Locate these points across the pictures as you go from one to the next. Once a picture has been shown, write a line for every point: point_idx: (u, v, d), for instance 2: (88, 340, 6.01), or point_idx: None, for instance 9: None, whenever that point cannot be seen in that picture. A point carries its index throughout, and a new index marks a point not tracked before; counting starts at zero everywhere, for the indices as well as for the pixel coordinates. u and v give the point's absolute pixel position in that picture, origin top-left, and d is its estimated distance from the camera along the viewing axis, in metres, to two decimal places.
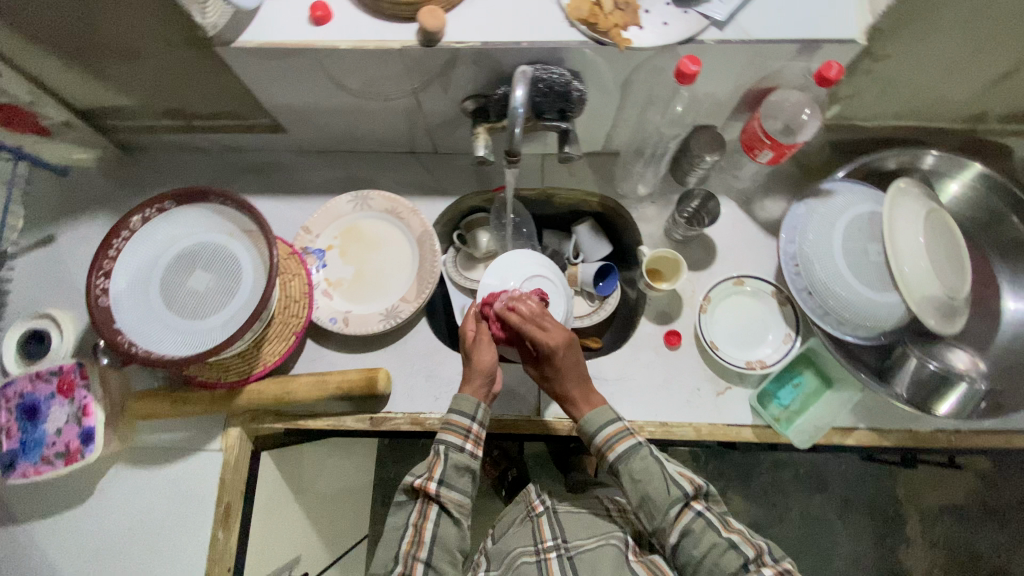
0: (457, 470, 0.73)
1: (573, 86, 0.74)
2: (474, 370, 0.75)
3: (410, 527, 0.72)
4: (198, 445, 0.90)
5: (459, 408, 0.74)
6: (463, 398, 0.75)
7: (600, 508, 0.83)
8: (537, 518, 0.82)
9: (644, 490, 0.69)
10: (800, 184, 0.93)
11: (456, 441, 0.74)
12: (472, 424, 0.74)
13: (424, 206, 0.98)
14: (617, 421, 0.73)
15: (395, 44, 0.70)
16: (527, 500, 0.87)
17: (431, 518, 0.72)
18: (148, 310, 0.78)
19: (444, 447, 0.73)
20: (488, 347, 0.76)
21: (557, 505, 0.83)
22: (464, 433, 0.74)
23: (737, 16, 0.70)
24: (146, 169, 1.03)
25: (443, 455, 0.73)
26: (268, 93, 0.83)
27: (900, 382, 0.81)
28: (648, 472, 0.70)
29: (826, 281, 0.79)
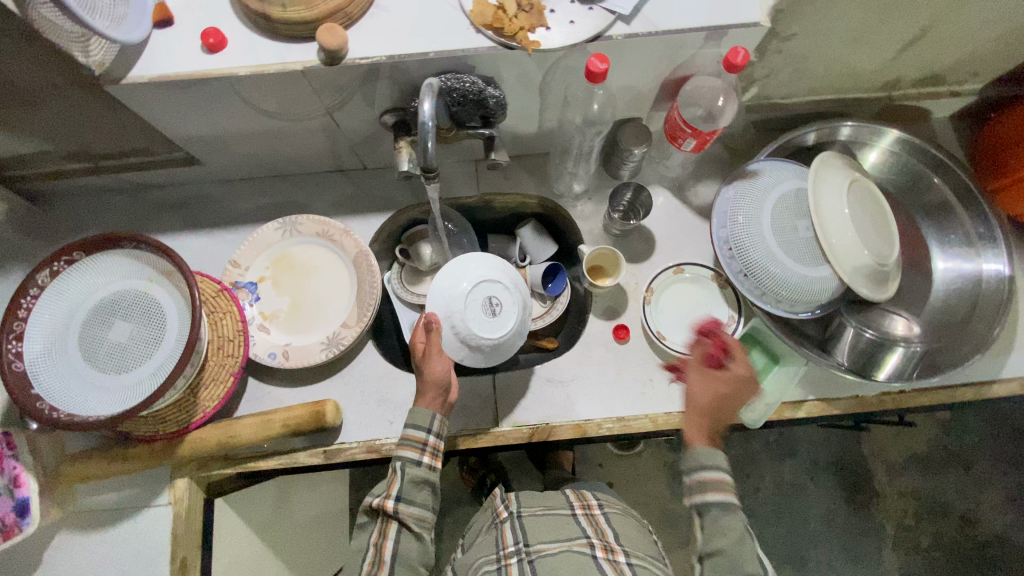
0: (416, 485, 0.73)
1: (487, 92, 0.72)
2: (428, 381, 0.75)
3: (372, 547, 0.72)
4: (144, 502, 0.85)
5: (412, 421, 0.74)
6: (417, 412, 0.74)
7: (565, 507, 0.81)
8: (500, 525, 0.79)
9: (719, 542, 0.65)
10: (730, 167, 0.94)
11: (413, 455, 0.73)
12: (428, 437, 0.74)
13: (358, 225, 0.95)
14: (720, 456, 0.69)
15: (297, 65, 0.67)
16: (494, 506, 0.84)
17: (391, 536, 0.71)
18: (69, 369, 0.74)
19: (401, 464, 0.73)
20: (440, 359, 0.76)
21: (521, 509, 0.81)
22: (419, 447, 0.73)
23: (642, 9, 0.69)
24: (56, 216, 0.97)
25: (400, 470, 0.73)
26: (174, 126, 0.79)
27: (842, 351, 0.84)
28: (724, 523, 0.66)
29: (762, 262, 0.80)
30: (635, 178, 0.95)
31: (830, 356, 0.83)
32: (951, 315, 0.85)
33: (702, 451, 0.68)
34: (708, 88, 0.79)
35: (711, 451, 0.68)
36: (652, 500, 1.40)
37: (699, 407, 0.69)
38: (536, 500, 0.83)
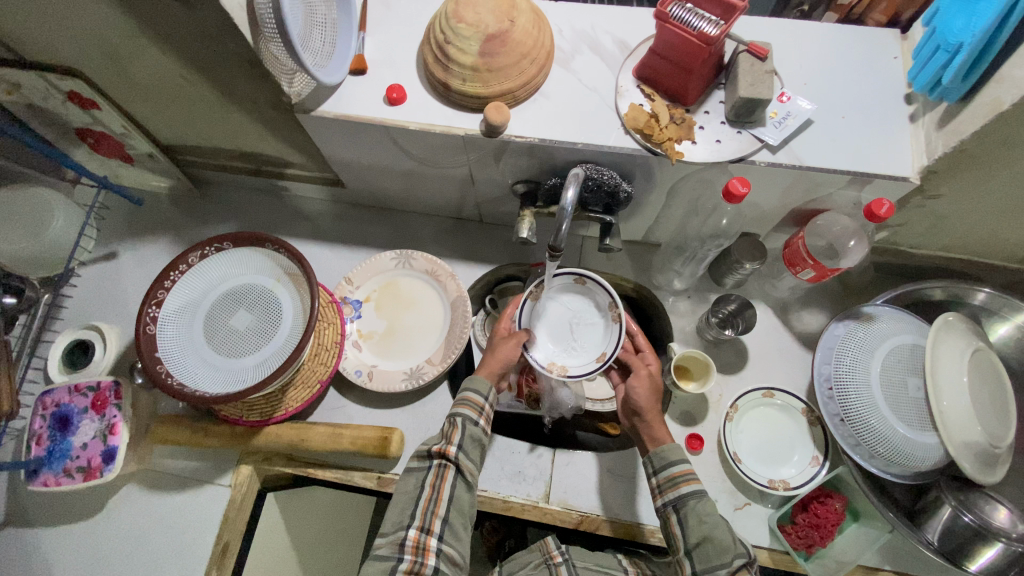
0: (474, 442, 0.73)
1: (621, 187, 0.77)
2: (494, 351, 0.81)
3: (427, 487, 0.69)
4: (208, 478, 0.91)
5: (473, 385, 0.76)
6: (477, 379, 0.77)
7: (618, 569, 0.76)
8: (555, 568, 0.77)
9: (705, 530, 0.65)
10: (838, 302, 0.92)
11: (472, 414, 0.74)
12: (486, 402, 0.76)
13: (463, 271, 1.01)
14: (686, 464, 0.71)
15: (460, 131, 0.75)
16: (544, 549, 0.81)
17: (448, 481, 0.69)
18: (189, 343, 0.82)
19: (462, 417, 0.73)
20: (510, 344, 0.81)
21: (576, 559, 0.79)
22: (478, 409, 0.75)
23: (791, 142, 0.72)
24: (211, 203, 1.10)
25: (461, 425, 0.73)
26: (336, 153, 0.89)
27: (931, 529, 0.78)
28: (712, 518, 0.66)
29: (860, 411, 0.77)
30: (739, 289, 0.95)
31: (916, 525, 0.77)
32: None
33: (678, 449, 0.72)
34: (841, 227, 0.80)
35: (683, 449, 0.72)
36: None
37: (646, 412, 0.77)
38: (590, 555, 0.80)
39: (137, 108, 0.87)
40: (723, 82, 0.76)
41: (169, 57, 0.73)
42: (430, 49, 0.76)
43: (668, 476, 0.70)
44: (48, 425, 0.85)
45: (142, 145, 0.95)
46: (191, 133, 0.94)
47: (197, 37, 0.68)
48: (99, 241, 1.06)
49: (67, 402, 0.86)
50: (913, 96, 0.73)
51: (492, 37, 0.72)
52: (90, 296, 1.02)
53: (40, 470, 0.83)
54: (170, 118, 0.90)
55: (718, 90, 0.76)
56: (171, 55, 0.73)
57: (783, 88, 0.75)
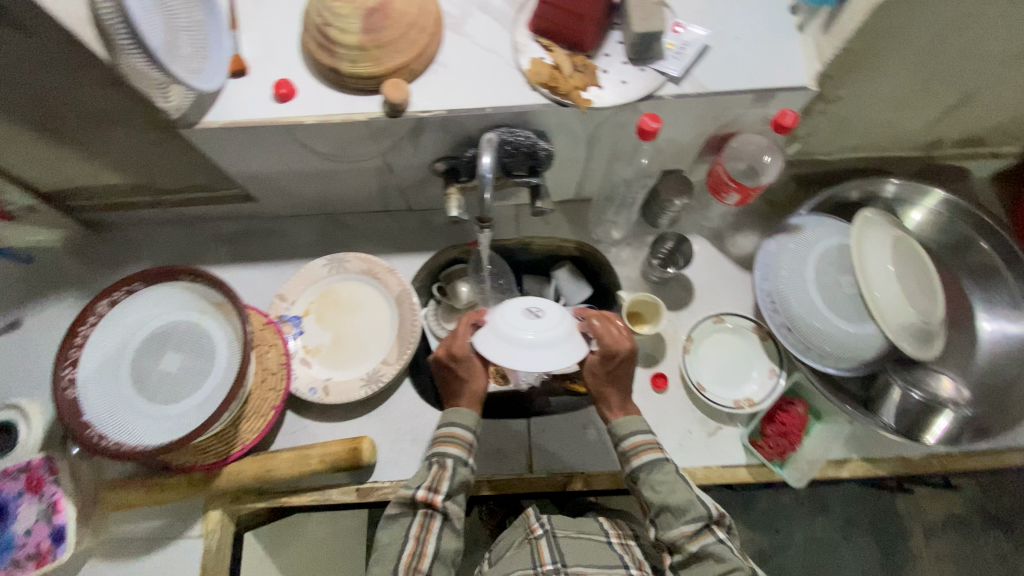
0: (461, 485, 0.70)
1: (539, 146, 0.77)
2: (470, 378, 0.75)
3: (411, 539, 0.66)
4: (177, 533, 0.85)
5: (461, 422, 0.72)
6: (462, 413, 0.73)
7: (600, 533, 0.79)
8: (536, 541, 0.78)
9: (665, 495, 0.67)
10: (767, 219, 0.95)
11: (461, 454, 0.71)
12: (473, 438, 0.73)
13: (401, 263, 0.97)
14: (648, 434, 0.72)
15: (361, 116, 0.71)
16: (526, 523, 0.83)
17: (434, 533, 0.67)
18: (120, 398, 0.76)
19: (451, 461, 0.70)
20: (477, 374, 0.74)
21: (557, 529, 0.79)
22: (466, 447, 0.72)
23: (692, 71, 0.72)
24: (113, 245, 1.01)
25: (450, 468, 0.69)
26: (237, 165, 0.83)
27: (887, 412, 0.82)
28: (671, 481, 0.68)
29: (805, 317, 0.80)
30: (674, 227, 0.97)
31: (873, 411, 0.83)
32: (1000, 377, 0.84)
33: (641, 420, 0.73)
34: (754, 145, 0.81)
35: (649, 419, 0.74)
36: None
37: (609, 394, 0.75)
38: (571, 522, 0.81)
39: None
40: (617, 23, 0.75)
41: (18, 95, 0.65)
42: (311, 36, 0.71)
43: (621, 448, 0.72)
44: None
45: (15, 197, 0.85)
46: (69, 174, 0.85)
47: (43, 65, 0.61)
48: None
49: None
50: (798, 5, 0.75)
51: (372, 12, 0.68)
52: None
53: None
54: (41, 164, 0.80)
55: (614, 32, 0.76)
56: (18, 91, 0.64)
57: (675, 18, 0.75)
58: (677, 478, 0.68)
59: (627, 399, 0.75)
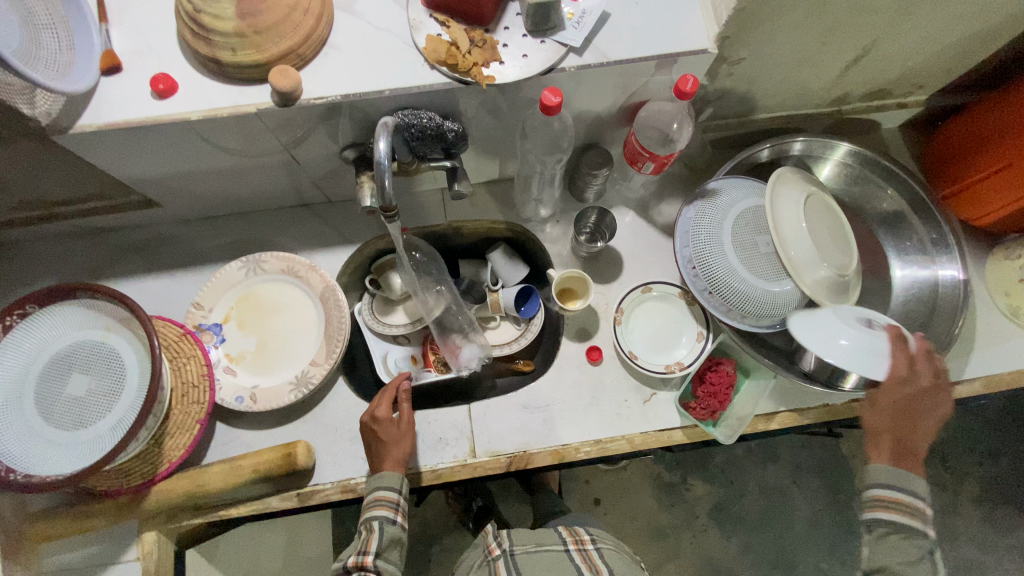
0: (393, 542, 0.73)
1: (446, 127, 0.74)
2: (392, 441, 0.77)
3: None
4: (112, 558, 0.81)
5: (383, 483, 0.75)
6: (384, 474, 0.76)
7: (558, 543, 0.82)
8: (494, 562, 0.79)
9: (880, 560, 0.67)
10: (689, 185, 0.96)
11: (388, 513, 0.74)
12: (401, 496, 0.75)
13: (326, 259, 0.94)
14: (895, 491, 0.69)
15: (250, 108, 0.67)
16: (484, 541, 0.83)
17: None
18: (24, 429, 0.71)
19: (377, 522, 0.73)
20: (397, 441, 0.77)
21: (516, 546, 0.81)
22: (394, 506, 0.75)
23: (593, 40, 0.71)
24: (7, 265, 0.92)
25: (377, 529, 0.73)
26: (130, 170, 0.77)
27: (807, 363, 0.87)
28: (893, 543, 0.68)
29: (725, 279, 0.82)
30: (600, 201, 0.96)
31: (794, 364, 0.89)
32: (912, 319, 0.89)
33: (882, 471, 0.70)
34: (663, 112, 0.80)
35: (894, 471, 0.69)
36: (640, 512, 1.45)
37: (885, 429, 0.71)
38: (529, 536, 0.83)
39: None
40: None
41: None
42: (186, 26, 0.66)
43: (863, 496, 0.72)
44: None
45: None
46: None
47: None
48: None
49: None
50: None
51: None
52: None
53: None
54: None
55: (513, 3, 0.73)
56: None
57: None
58: (903, 540, 0.68)
59: (901, 444, 0.71)
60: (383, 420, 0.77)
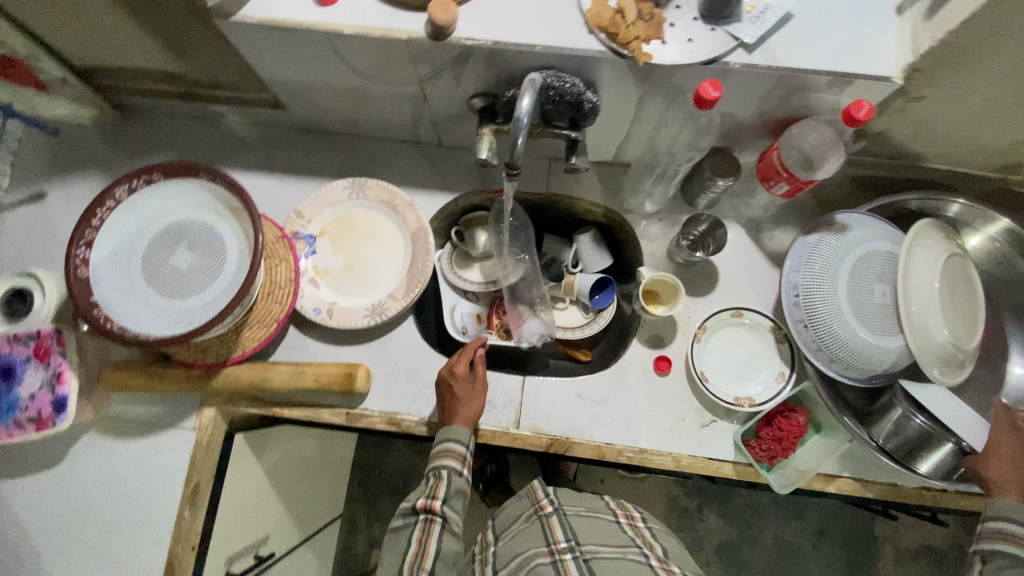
0: (458, 492, 0.75)
1: (585, 97, 0.70)
2: (465, 399, 0.79)
3: (414, 544, 0.72)
4: (172, 421, 0.88)
5: (455, 436, 0.76)
6: (456, 428, 0.77)
7: (608, 513, 0.81)
8: (547, 518, 0.79)
9: None
10: (812, 218, 0.89)
11: (456, 466, 0.76)
12: (468, 450, 0.77)
13: (422, 200, 0.95)
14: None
15: (402, 34, 0.66)
16: (533, 497, 0.83)
17: (435, 533, 0.72)
18: (129, 286, 0.76)
19: (446, 471, 0.75)
20: (473, 400, 0.80)
21: (566, 505, 0.81)
22: (461, 458, 0.76)
23: (767, 41, 0.65)
24: (140, 133, 0.99)
25: (445, 477, 0.75)
26: (271, 69, 0.79)
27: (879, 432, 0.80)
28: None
29: (826, 318, 0.76)
30: (712, 210, 0.91)
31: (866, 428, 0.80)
32: None
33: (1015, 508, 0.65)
34: (818, 134, 0.76)
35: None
36: None
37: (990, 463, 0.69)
38: (579, 499, 0.83)
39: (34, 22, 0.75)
40: None
41: None
42: None
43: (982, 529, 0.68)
44: None
45: (51, 68, 0.84)
46: (106, 51, 0.82)
47: None
48: (14, 180, 0.95)
49: (9, 352, 0.81)
50: None
51: None
52: (19, 240, 0.93)
53: None
54: (79, 34, 0.78)
55: None
56: None
57: None
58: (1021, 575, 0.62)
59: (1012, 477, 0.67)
60: (460, 377, 0.80)
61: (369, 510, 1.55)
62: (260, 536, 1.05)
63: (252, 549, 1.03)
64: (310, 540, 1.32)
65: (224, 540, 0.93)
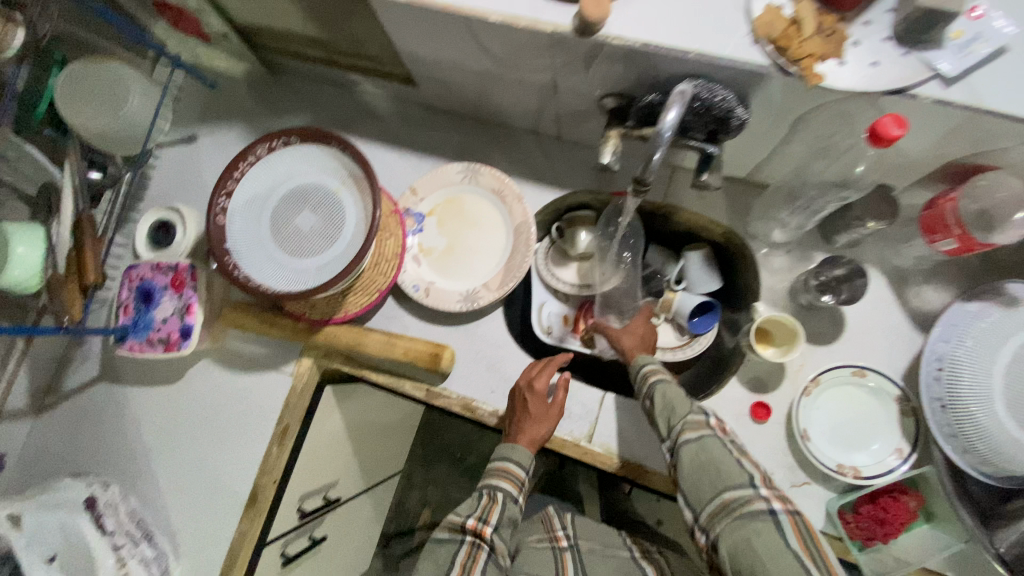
0: (509, 521, 0.73)
1: (735, 113, 0.64)
2: (535, 418, 0.79)
3: (456, 565, 0.69)
4: (274, 364, 0.96)
5: (516, 456, 0.76)
6: (519, 449, 0.76)
7: (624, 549, 0.84)
8: (560, 552, 0.83)
9: (699, 461, 0.61)
10: (975, 279, 0.77)
11: (511, 490, 0.74)
12: (526, 476, 0.76)
13: (531, 193, 0.94)
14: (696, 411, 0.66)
15: (547, 26, 0.63)
16: (549, 528, 0.88)
17: (480, 561, 0.69)
18: (257, 238, 0.82)
19: (501, 494, 0.73)
20: (545, 421, 0.79)
21: (580, 541, 0.85)
22: (517, 484, 0.75)
23: (971, 75, 0.55)
24: (281, 91, 1.05)
25: (500, 501, 0.73)
26: (410, 45, 0.80)
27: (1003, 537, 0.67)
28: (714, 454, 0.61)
29: (969, 401, 0.66)
30: (850, 251, 0.81)
31: (986, 532, 0.68)
32: None
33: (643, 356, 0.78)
34: (1007, 191, 0.62)
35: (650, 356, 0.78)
36: None
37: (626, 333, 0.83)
38: (594, 535, 0.86)
39: None
40: None
41: None
42: None
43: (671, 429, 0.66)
44: (133, 297, 0.91)
45: (216, 24, 0.90)
46: (265, 12, 0.87)
47: None
48: (174, 124, 1.06)
49: (151, 278, 0.90)
50: None
51: None
52: (171, 177, 1.04)
53: (127, 336, 0.90)
54: None
55: None
56: None
57: None
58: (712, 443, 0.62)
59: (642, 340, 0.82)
60: (536, 394, 0.80)
61: (426, 471, 1.63)
62: (332, 479, 1.13)
63: (323, 490, 1.11)
64: (372, 490, 1.41)
65: (303, 477, 1.01)
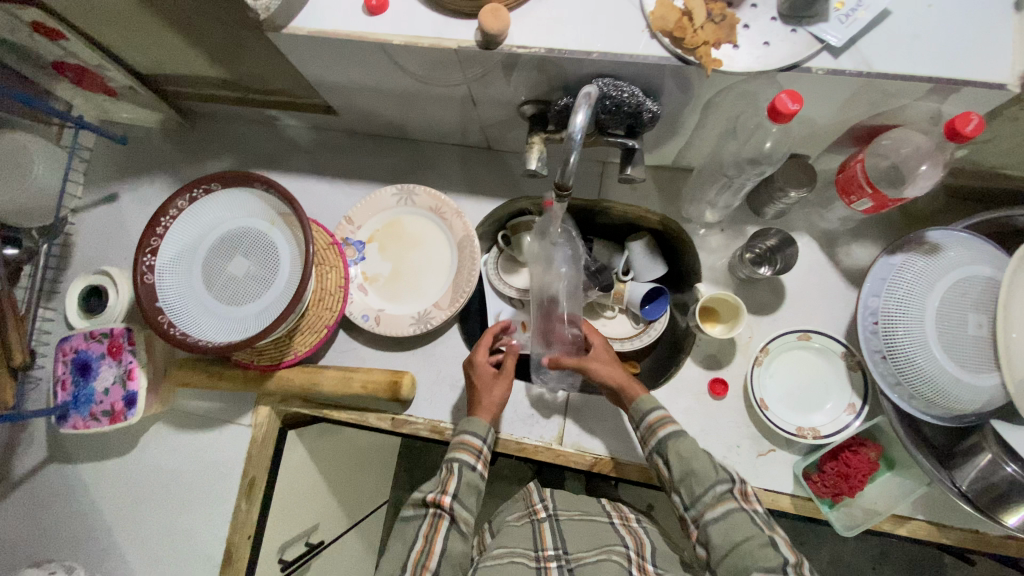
0: (469, 489, 0.71)
1: (645, 106, 0.65)
2: (486, 388, 0.78)
3: (420, 539, 0.69)
4: (231, 417, 0.92)
5: (472, 428, 0.74)
6: (475, 421, 0.75)
7: (603, 515, 0.84)
8: (539, 523, 0.84)
9: (731, 538, 0.61)
10: (897, 232, 0.81)
11: (469, 460, 0.72)
12: (484, 445, 0.74)
13: (470, 206, 0.93)
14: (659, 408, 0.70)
15: (451, 43, 0.63)
16: (529, 502, 0.89)
17: (440, 532, 0.68)
18: (190, 293, 0.79)
19: (458, 465, 0.72)
20: (498, 385, 0.78)
21: (560, 511, 0.85)
22: (476, 453, 0.73)
23: (857, 43, 0.58)
24: (201, 136, 1.02)
25: (456, 471, 0.71)
26: (322, 76, 0.79)
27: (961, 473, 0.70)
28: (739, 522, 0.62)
29: (908, 350, 0.69)
30: (780, 221, 0.84)
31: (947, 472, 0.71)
32: None
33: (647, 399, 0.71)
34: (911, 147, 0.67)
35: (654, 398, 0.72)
36: None
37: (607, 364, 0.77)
38: (574, 505, 0.87)
39: (104, 35, 0.77)
40: None
41: None
42: None
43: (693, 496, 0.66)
44: (69, 371, 0.86)
45: (119, 77, 0.87)
46: (167, 60, 0.84)
47: None
48: (90, 184, 1.01)
49: (85, 348, 0.86)
50: None
51: None
52: (94, 239, 0.99)
53: (68, 413, 0.85)
54: (144, 44, 0.80)
55: None
56: None
57: None
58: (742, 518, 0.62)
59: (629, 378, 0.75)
60: (480, 365, 0.79)
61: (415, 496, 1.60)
62: (312, 524, 1.10)
63: (304, 537, 1.07)
64: (359, 525, 1.37)
65: (279, 527, 0.98)
